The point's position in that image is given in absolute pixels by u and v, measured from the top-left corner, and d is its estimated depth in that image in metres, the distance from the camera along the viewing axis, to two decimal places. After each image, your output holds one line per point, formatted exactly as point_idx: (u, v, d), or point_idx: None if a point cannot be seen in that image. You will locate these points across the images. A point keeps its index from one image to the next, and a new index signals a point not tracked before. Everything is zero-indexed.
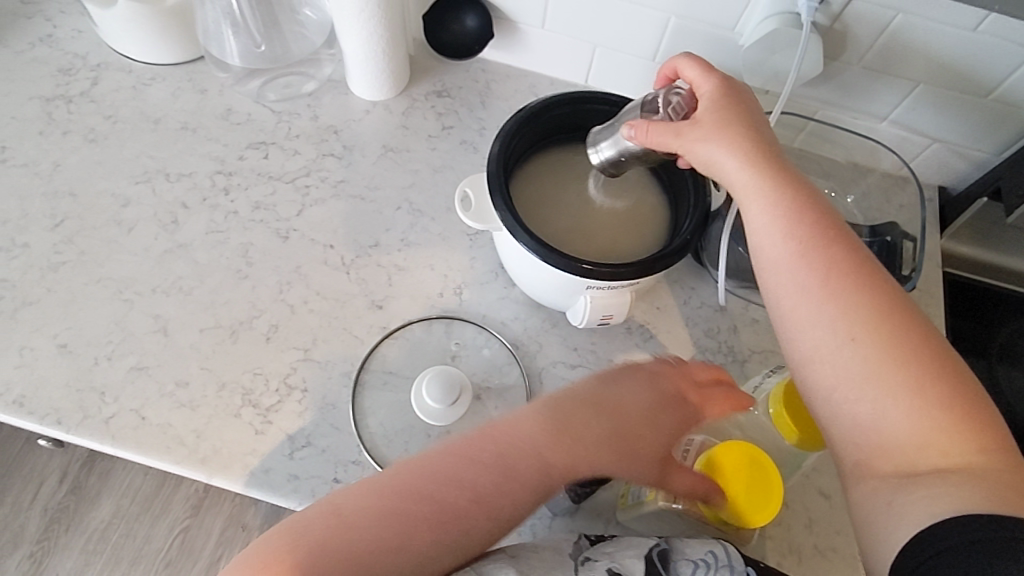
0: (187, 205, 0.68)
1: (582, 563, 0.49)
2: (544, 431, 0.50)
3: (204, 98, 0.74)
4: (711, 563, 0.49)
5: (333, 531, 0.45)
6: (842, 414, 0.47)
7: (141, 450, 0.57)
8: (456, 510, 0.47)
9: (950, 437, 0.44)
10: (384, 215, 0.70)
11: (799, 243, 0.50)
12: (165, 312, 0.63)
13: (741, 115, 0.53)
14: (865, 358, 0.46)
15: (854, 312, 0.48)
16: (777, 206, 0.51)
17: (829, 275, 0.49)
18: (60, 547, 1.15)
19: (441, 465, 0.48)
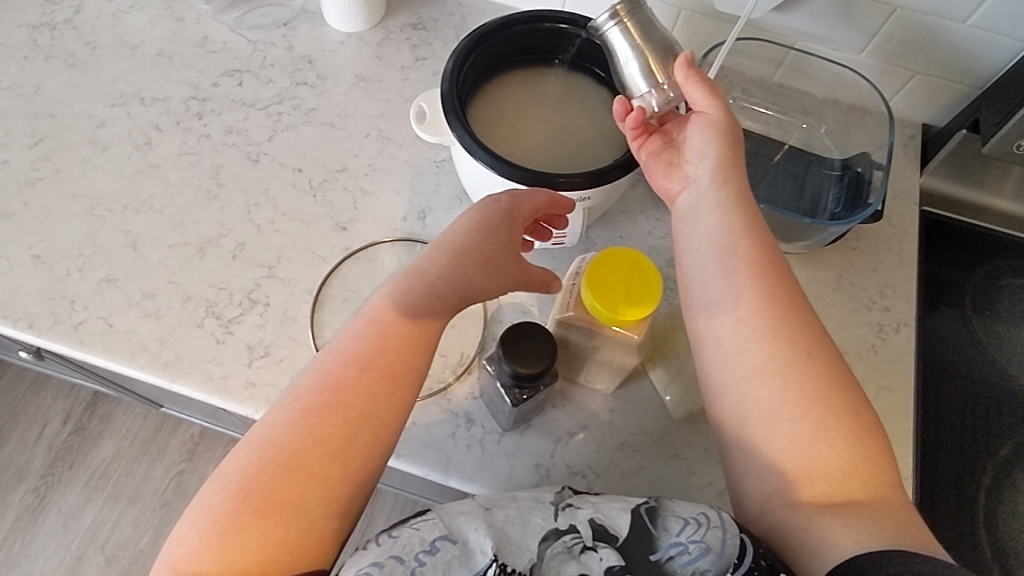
0: (161, 127, 0.70)
1: (562, 509, 0.47)
2: (399, 298, 0.51)
3: (181, 26, 0.76)
4: (704, 521, 0.44)
5: (243, 474, 0.44)
6: (776, 431, 0.46)
7: (107, 355, 0.59)
8: (353, 397, 0.47)
9: (864, 467, 0.46)
10: (353, 141, 0.71)
11: (754, 258, 0.51)
12: (135, 228, 0.65)
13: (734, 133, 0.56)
14: (804, 373, 0.47)
15: (804, 335, 0.49)
16: (737, 221, 0.52)
17: (778, 291, 0.50)
18: (63, 482, 1.19)
19: (326, 371, 0.48)
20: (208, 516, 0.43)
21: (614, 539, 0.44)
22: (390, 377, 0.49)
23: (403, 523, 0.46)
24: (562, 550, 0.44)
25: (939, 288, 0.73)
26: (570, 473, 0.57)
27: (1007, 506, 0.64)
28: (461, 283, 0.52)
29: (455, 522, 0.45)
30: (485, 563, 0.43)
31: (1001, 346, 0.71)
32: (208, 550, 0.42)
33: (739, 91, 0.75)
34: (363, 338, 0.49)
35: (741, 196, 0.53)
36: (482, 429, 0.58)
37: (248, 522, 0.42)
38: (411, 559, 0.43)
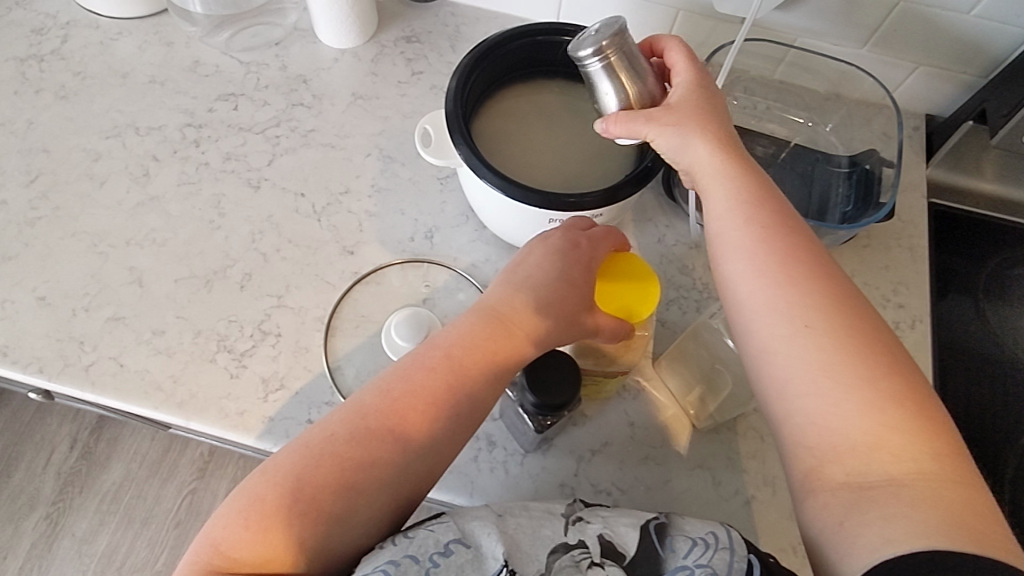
0: (158, 157, 0.69)
1: (572, 522, 0.46)
2: (474, 329, 0.50)
3: (171, 51, 0.74)
4: (711, 543, 0.43)
5: (286, 470, 0.44)
6: (791, 410, 0.45)
7: (120, 395, 0.59)
8: (410, 426, 0.47)
9: (903, 440, 0.41)
10: (354, 162, 0.70)
11: (757, 221, 0.49)
12: (139, 263, 0.64)
13: (708, 113, 0.52)
14: (820, 341, 0.45)
15: (815, 302, 0.46)
16: (733, 191, 0.50)
17: (786, 257, 0.48)
18: (75, 507, 1.18)
19: (395, 396, 0.47)
20: (254, 507, 0.43)
21: (622, 556, 0.44)
22: (444, 405, 0.48)
23: (417, 524, 0.46)
24: (570, 563, 0.44)
25: (952, 279, 0.73)
26: (594, 491, 0.57)
27: None
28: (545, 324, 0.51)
29: (468, 526, 0.45)
30: (495, 570, 0.43)
31: (1017, 334, 0.70)
32: (243, 541, 0.43)
33: (741, 89, 0.74)
34: (429, 365, 0.48)
35: (735, 162, 0.51)
36: (504, 451, 0.58)
37: (288, 530, 0.43)
38: (425, 560, 0.43)
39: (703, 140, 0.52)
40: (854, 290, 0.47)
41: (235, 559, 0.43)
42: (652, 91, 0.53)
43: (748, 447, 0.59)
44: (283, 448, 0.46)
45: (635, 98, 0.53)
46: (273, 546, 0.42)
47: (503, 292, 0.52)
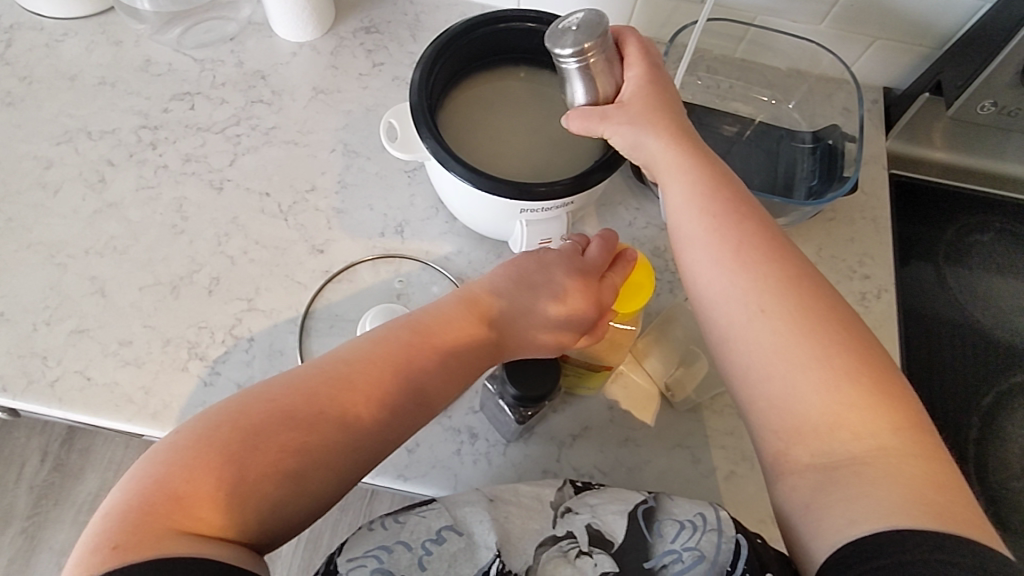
0: (113, 162, 0.67)
1: (561, 515, 0.47)
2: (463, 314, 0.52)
3: (120, 51, 0.72)
4: (699, 525, 0.45)
5: (246, 422, 0.43)
6: (754, 394, 0.46)
7: (89, 410, 0.57)
8: (379, 397, 0.47)
9: (862, 416, 0.42)
10: (318, 158, 0.69)
11: (713, 208, 0.51)
12: (101, 273, 0.62)
13: (663, 106, 0.54)
14: (776, 322, 0.46)
15: (771, 285, 0.47)
16: (689, 182, 0.52)
17: (741, 241, 0.49)
18: (50, 521, 1.15)
19: (372, 361, 0.48)
20: (215, 454, 0.42)
21: (611, 544, 0.45)
22: (420, 386, 0.48)
23: (408, 509, 0.47)
24: (558, 554, 0.45)
25: (915, 248, 0.74)
26: (577, 475, 0.57)
27: (993, 454, 0.66)
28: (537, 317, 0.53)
29: (460, 512, 0.46)
30: (489, 559, 0.44)
31: (977, 299, 0.72)
32: (189, 479, 0.41)
33: (704, 70, 0.75)
34: (409, 336, 0.49)
35: (692, 154, 0.53)
36: (486, 442, 0.58)
37: (238, 483, 0.41)
38: (417, 546, 0.44)
39: (656, 132, 0.53)
40: (810, 269, 0.49)
41: (175, 499, 0.40)
42: (618, 78, 0.54)
43: (725, 424, 0.60)
44: (253, 401, 0.44)
45: (602, 93, 0.53)
46: (224, 498, 0.41)
47: (496, 279, 0.54)
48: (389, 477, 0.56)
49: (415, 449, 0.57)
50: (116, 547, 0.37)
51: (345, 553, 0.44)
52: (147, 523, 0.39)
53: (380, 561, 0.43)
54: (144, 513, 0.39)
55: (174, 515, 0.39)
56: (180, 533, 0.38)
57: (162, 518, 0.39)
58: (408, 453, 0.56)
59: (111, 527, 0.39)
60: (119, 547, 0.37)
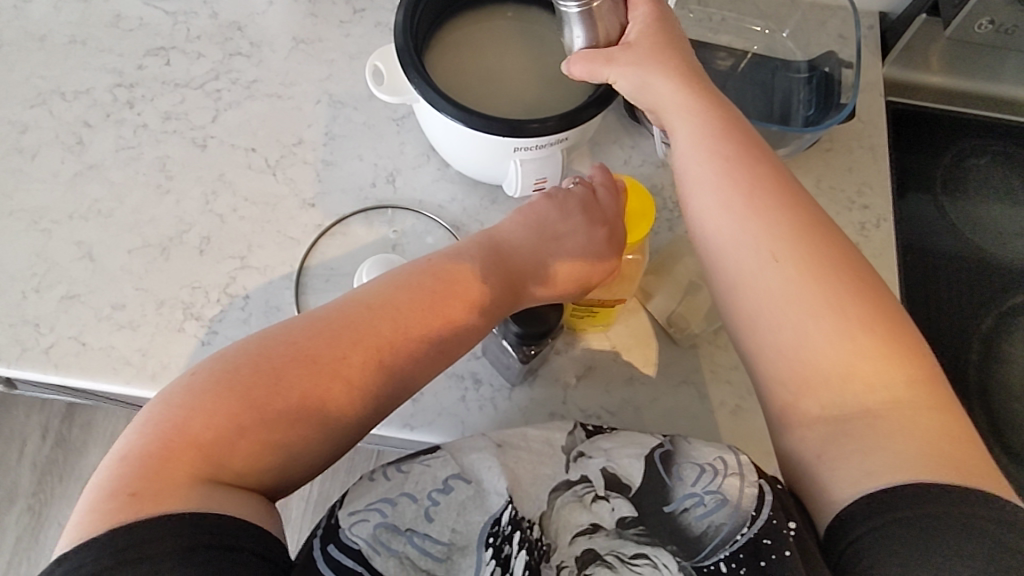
0: (90, 123, 0.64)
1: (574, 460, 0.47)
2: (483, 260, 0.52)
3: (87, 7, 0.69)
4: (720, 469, 0.44)
5: (264, 369, 0.43)
6: (764, 342, 0.46)
7: (87, 375, 0.56)
8: (398, 350, 0.46)
9: (876, 367, 0.42)
10: (303, 110, 0.67)
11: (725, 154, 0.49)
12: (87, 237, 0.60)
13: (668, 47, 0.52)
14: (790, 270, 0.45)
15: (785, 232, 0.46)
16: (698, 128, 0.50)
17: (754, 189, 0.48)
18: (58, 496, 1.16)
19: (394, 311, 0.47)
20: (236, 404, 0.41)
21: (627, 487, 0.45)
22: (439, 338, 0.48)
23: (411, 457, 0.46)
24: (573, 499, 0.45)
25: (913, 176, 0.74)
26: (583, 416, 0.57)
27: (992, 377, 0.67)
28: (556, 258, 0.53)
29: (467, 460, 0.46)
30: (501, 506, 0.44)
31: (974, 224, 0.72)
32: (206, 422, 0.41)
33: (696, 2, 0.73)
34: (431, 283, 0.49)
35: (702, 99, 0.51)
36: (490, 387, 0.57)
37: (254, 430, 0.41)
38: (425, 497, 0.44)
39: (665, 74, 0.51)
40: (824, 217, 0.48)
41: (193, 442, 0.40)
42: (619, 20, 0.52)
43: (729, 357, 0.59)
44: (275, 347, 0.44)
45: (604, 34, 0.51)
46: (243, 447, 0.41)
47: (516, 226, 0.54)
48: (395, 426, 0.55)
49: (419, 398, 0.56)
50: (136, 492, 0.38)
51: (347, 506, 0.43)
52: (165, 468, 0.39)
53: (384, 514, 0.42)
54: (162, 455, 0.39)
55: (194, 461, 0.39)
56: (198, 480, 0.39)
57: (178, 460, 0.39)
58: (413, 402, 0.56)
59: (131, 469, 0.39)
60: (138, 492, 0.38)
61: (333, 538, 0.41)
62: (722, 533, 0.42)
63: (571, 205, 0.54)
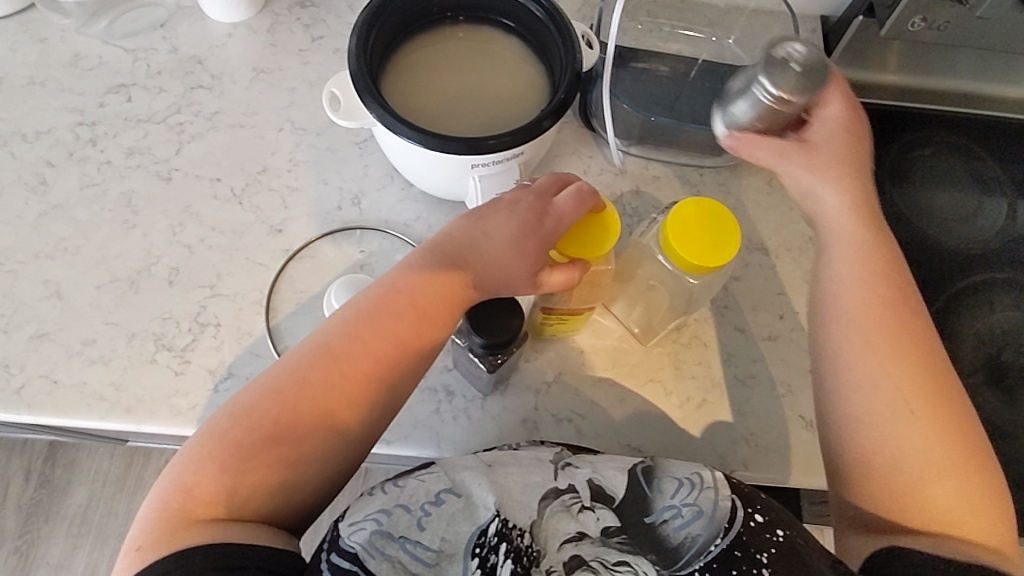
0: (53, 162, 0.65)
1: (562, 468, 0.47)
2: (431, 274, 0.50)
3: (46, 48, 0.69)
4: (697, 483, 0.46)
5: (240, 410, 0.45)
6: (882, 459, 0.47)
7: (60, 412, 0.56)
8: (356, 360, 0.47)
9: (971, 506, 0.46)
10: (267, 138, 0.68)
11: (881, 295, 0.50)
12: (54, 275, 0.61)
13: (844, 159, 0.52)
14: (924, 414, 0.47)
15: (914, 371, 0.48)
16: (860, 261, 0.51)
17: (898, 334, 0.49)
18: (44, 536, 1.14)
19: (347, 327, 0.48)
20: (224, 450, 0.44)
21: (611, 498, 0.46)
22: (393, 338, 0.49)
23: (406, 473, 0.46)
24: (560, 508, 0.45)
25: None
26: (555, 420, 0.59)
27: (949, 358, 0.69)
28: (504, 262, 0.51)
29: (458, 475, 0.46)
30: (489, 518, 0.44)
31: (922, 213, 0.75)
32: (196, 471, 0.43)
33: (644, 14, 0.75)
34: (380, 295, 0.50)
35: (868, 233, 0.51)
36: (463, 398, 0.59)
37: (237, 466, 0.43)
38: (418, 510, 0.44)
39: (834, 189, 0.52)
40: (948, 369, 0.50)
41: (187, 492, 0.43)
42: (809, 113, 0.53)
43: (693, 355, 0.61)
44: (248, 391, 0.46)
45: (771, 122, 0.51)
46: (235, 484, 0.43)
47: (466, 225, 0.53)
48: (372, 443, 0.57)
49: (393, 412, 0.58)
50: (145, 544, 0.41)
51: (348, 517, 0.43)
52: (166, 519, 0.42)
53: (380, 524, 0.43)
54: (163, 511, 0.42)
55: (196, 510, 0.42)
56: (194, 522, 0.41)
57: (177, 510, 0.42)
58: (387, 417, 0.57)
59: (143, 526, 0.42)
60: (141, 545, 0.41)
61: (334, 548, 0.42)
62: (697, 544, 0.44)
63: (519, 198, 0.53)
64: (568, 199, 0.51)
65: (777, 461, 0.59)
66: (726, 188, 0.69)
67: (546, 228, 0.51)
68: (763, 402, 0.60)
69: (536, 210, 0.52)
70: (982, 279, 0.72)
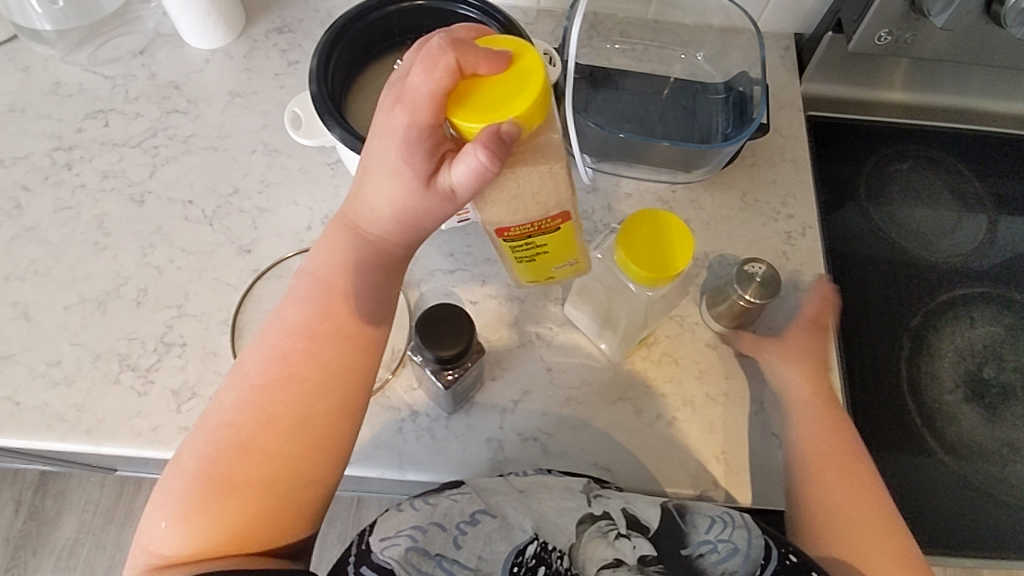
0: (28, 187, 0.66)
1: (594, 497, 0.47)
2: (347, 262, 0.48)
3: (28, 76, 0.71)
4: (730, 520, 0.45)
5: (181, 457, 0.45)
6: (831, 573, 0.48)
7: (22, 433, 0.56)
8: (270, 364, 0.46)
9: None
10: (240, 160, 0.69)
11: (828, 430, 0.54)
12: (23, 297, 0.61)
13: (809, 353, 0.59)
14: (867, 533, 0.48)
15: (855, 492, 0.50)
16: (811, 404, 0.56)
17: (844, 466, 0.52)
18: (31, 568, 1.13)
19: (260, 342, 0.47)
20: (170, 502, 0.43)
21: (646, 528, 0.45)
22: (303, 328, 0.47)
23: (438, 492, 0.46)
24: (597, 534, 0.45)
25: (839, 186, 0.76)
26: (522, 439, 0.58)
27: (930, 374, 0.67)
28: (413, 201, 0.45)
29: (493, 499, 0.46)
30: (526, 540, 0.43)
31: (899, 227, 0.74)
32: (155, 526, 0.43)
33: (617, 34, 0.76)
34: (288, 298, 0.49)
35: (820, 393, 0.56)
36: (428, 417, 0.58)
37: (183, 509, 0.43)
38: (453, 529, 0.43)
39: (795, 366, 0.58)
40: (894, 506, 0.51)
41: (154, 548, 0.43)
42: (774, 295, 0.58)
43: (662, 373, 0.60)
44: (189, 439, 0.46)
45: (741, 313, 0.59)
46: (188, 529, 0.42)
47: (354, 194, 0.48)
48: None
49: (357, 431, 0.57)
50: None
51: (379, 533, 0.43)
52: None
53: (415, 540, 0.42)
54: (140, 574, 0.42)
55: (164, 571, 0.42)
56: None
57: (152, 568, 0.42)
58: None
59: None
60: None
61: (365, 561, 0.42)
62: None
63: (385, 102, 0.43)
64: (417, 73, 0.39)
65: (749, 481, 0.57)
66: (697, 204, 0.69)
67: (405, 122, 0.40)
68: (733, 419, 0.59)
69: (399, 101, 0.41)
70: (962, 293, 0.71)
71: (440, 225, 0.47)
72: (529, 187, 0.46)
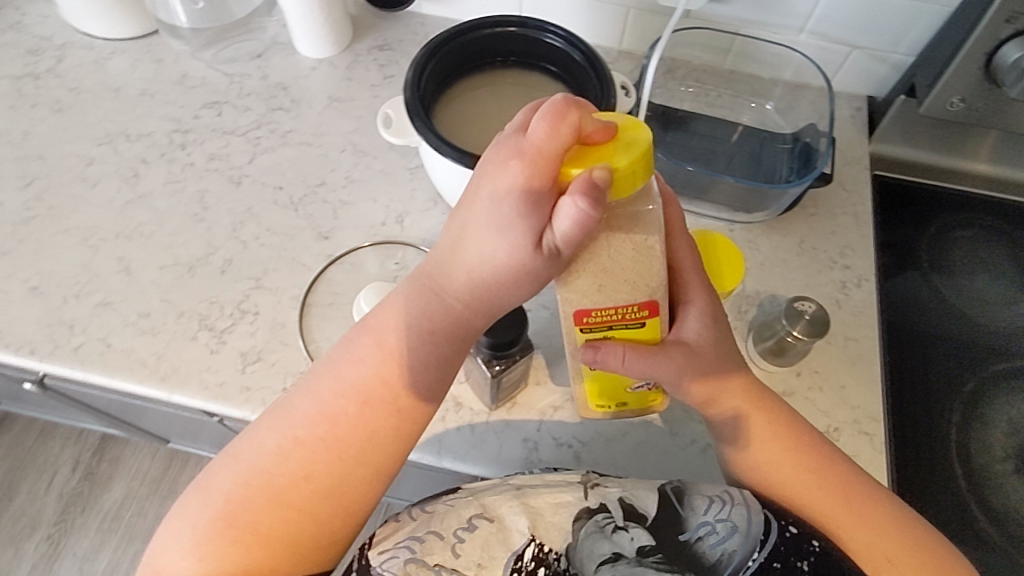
0: (146, 160, 0.74)
1: (591, 488, 0.48)
2: (417, 326, 0.47)
3: (160, 67, 0.80)
4: (728, 499, 0.46)
5: (210, 485, 0.45)
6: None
7: (106, 372, 0.62)
8: (323, 423, 0.46)
9: None
10: (329, 157, 0.75)
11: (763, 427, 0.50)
12: (127, 254, 0.68)
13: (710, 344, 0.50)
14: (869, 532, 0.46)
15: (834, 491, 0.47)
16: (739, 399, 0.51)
17: (812, 464, 0.49)
18: (76, 527, 1.19)
19: (318, 395, 0.47)
20: (191, 530, 0.44)
21: (643, 517, 0.46)
22: (364, 393, 0.47)
23: (436, 498, 0.48)
24: (595, 529, 0.45)
25: (901, 247, 0.76)
26: (556, 444, 0.59)
27: (981, 442, 0.66)
28: (505, 264, 0.43)
29: (489, 500, 0.47)
30: (523, 544, 0.45)
31: (961, 292, 0.73)
32: (169, 548, 0.44)
33: (693, 79, 0.80)
34: (355, 352, 0.48)
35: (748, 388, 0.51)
36: (470, 411, 0.60)
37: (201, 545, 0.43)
38: (450, 536, 0.45)
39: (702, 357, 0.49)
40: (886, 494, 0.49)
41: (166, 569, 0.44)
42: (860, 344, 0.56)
43: None
44: (220, 464, 0.46)
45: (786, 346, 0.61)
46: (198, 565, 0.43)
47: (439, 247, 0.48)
48: None
49: None
50: None
51: (377, 547, 0.45)
52: None
53: (413, 550, 0.44)
54: None
55: None
56: None
57: None
58: None
59: None
60: None
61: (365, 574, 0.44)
62: (733, 560, 0.43)
63: (503, 155, 0.42)
64: (538, 124, 0.40)
65: None
66: (754, 245, 0.70)
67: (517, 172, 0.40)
68: None
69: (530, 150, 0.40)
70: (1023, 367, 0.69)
71: (518, 295, 0.46)
72: (623, 264, 0.42)
